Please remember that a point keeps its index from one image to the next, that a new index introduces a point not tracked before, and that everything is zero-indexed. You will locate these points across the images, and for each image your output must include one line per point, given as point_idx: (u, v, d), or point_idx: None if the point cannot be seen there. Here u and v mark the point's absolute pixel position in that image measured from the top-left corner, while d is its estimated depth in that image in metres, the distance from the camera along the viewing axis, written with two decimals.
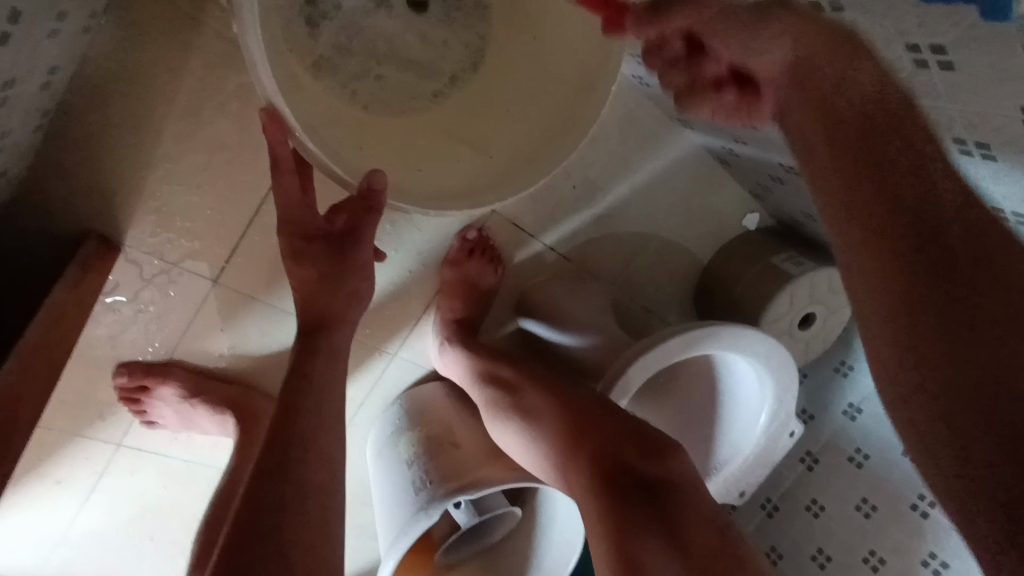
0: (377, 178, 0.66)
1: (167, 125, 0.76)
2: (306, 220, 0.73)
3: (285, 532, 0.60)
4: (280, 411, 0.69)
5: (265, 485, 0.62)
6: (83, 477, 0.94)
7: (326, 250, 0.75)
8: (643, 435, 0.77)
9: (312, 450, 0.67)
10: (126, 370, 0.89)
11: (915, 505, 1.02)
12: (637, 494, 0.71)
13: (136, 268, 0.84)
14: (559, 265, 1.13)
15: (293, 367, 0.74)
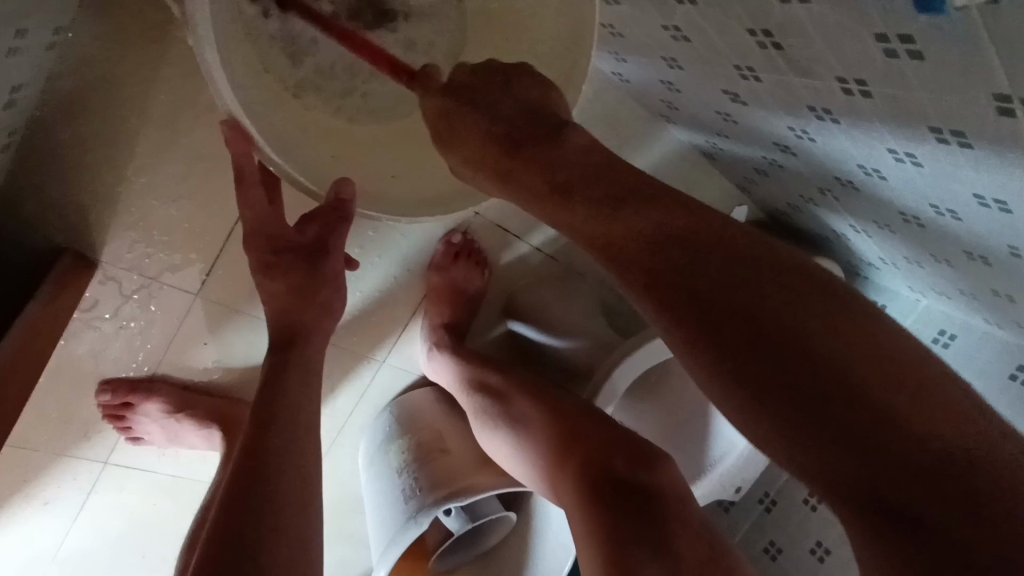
0: (345, 188, 0.66)
1: (139, 139, 0.76)
2: (279, 232, 0.73)
3: (265, 543, 0.59)
4: (256, 424, 0.68)
5: (243, 498, 0.61)
6: (70, 496, 0.93)
7: (298, 261, 0.75)
8: (631, 441, 0.76)
9: (292, 462, 0.66)
10: (109, 388, 0.88)
11: None
12: (624, 499, 0.70)
13: (115, 284, 0.83)
14: (546, 266, 1.12)
15: (267, 377, 0.73)
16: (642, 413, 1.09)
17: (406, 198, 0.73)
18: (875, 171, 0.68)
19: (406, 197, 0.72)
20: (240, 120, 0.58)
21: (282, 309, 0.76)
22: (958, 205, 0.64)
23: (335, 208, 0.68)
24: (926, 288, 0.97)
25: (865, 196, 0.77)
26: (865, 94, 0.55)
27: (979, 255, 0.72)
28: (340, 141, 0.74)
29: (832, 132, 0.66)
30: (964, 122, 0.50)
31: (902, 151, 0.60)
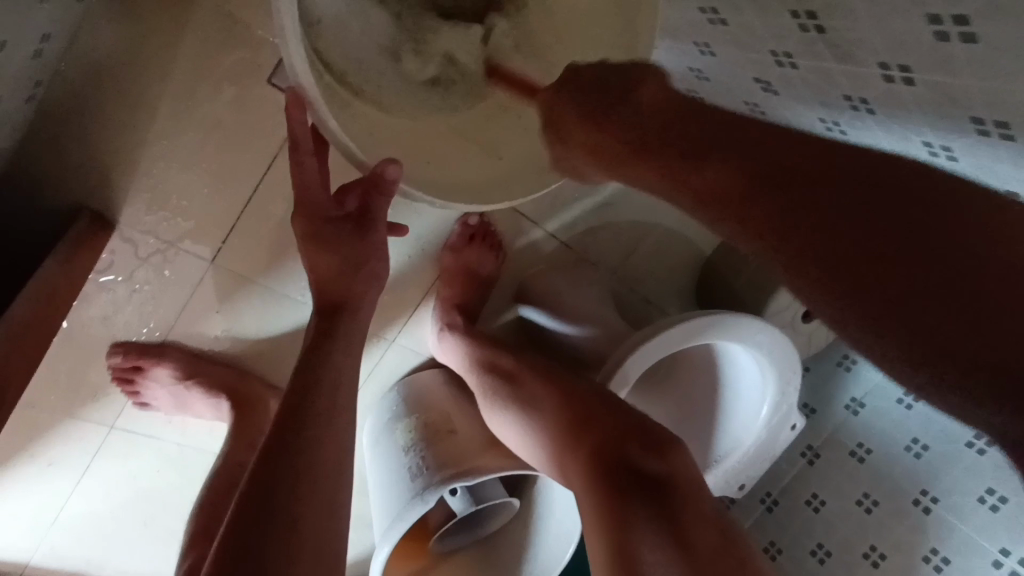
0: (389, 167, 0.65)
1: (164, 100, 0.75)
2: (324, 203, 0.71)
3: (290, 512, 0.59)
4: (296, 392, 0.67)
5: (263, 465, 0.61)
6: (74, 460, 0.93)
7: (345, 232, 0.72)
8: (647, 431, 0.75)
9: (326, 434, 0.66)
10: (121, 350, 0.88)
11: (917, 501, 1.02)
12: (637, 490, 0.68)
13: (131, 247, 0.82)
14: (561, 254, 1.11)
15: (308, 348, 0.72)
16: (656, 404, 1.09)
17: (441, 182, 0.72)
18: None
19: (442, 181, 0.72)
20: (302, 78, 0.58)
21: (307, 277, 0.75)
22: None
23: (376, 184, 0.67)
24: None
25: None
26: (907, 81, 0.55)
27: None
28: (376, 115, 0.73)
29: (864, 124, 0.65)
30: (1010, 109, 0.50)
31: (939, 144, 0.59)
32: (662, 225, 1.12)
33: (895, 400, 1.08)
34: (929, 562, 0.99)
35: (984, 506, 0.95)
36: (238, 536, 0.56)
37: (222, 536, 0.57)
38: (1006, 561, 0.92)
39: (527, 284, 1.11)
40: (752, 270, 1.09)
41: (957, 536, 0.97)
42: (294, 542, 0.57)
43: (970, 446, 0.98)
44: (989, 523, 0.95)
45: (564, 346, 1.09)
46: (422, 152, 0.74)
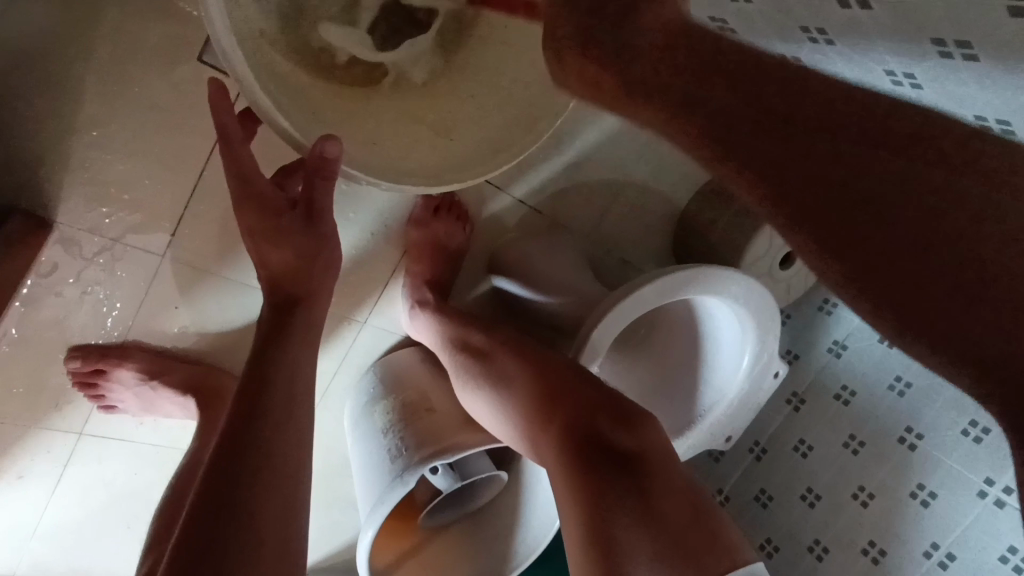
0: (331, 147, 0.60)
1: (86, 86, 0.70)
2: (261, 189, 0.65)
3: (255, 510, 0.57)
4: (247, 388, 0.64)
5: (223, 461, 0.59)
6: (45, 469, 0.90)
7: (294, 224, 0.66)
8: (615, 404, 0.74)
9: (284, 424, 0.63)
10: (79, 354, 0.84)
11: (903, 438, 1.02)
12: (609, 465, 0.68)
13: (74, 247, 0.78)
14: (532, 218, 1.08)
15: (261, 341, 0.68)
16: (634, 366, 1.10)
17: (387, 165, 0.68)
18: None
19: (387, 165, 0.68)
20: (230, 55, 0.55)
21: (259, 262, 0.69)
22: None
23: (315, 171, 0.61)
24: None
25: None
26: (863, 5, 0.52)
27: None
28: (318, 95, 0.68)
29: (825, 58, 0.62)
30: (972, 27, 0.48)
31: (902, 71, 0.56)
32: (632, 181, 1.09)
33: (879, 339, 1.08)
34: (916, 498, 0.99)
35: (968, 439, 0.96)
36: (195, 536, 0.55)
37: (180, 534, 0.56)
38: (991, 491, 0.92)
39: (497, 254, 1.07)
40: (728, 218, 1.05)
41: (941, 470, 0.97)
42: (260, 539, 0.56)
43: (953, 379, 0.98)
44: (973, 454, 0.95)
45: (540, 314, 1.06)
46: (368, 135, 0.70)
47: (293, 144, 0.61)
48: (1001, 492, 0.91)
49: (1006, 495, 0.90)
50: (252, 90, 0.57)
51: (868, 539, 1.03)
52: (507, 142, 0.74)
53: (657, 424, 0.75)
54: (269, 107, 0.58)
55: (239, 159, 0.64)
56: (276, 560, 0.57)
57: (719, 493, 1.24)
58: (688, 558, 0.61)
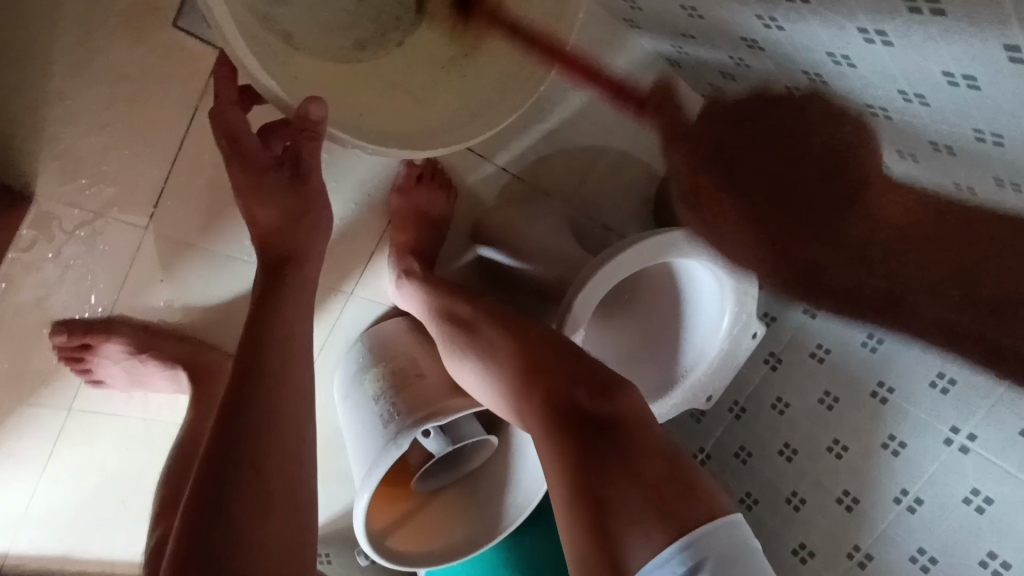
0: (314, 108, 0.60)
1: (57, 55, 0.69)
2: (247, 147, 0.64)
3: (265, 468, 0.59)
4: (239, 353, 0.64)
5: (224, 422, 0.60)
6: (36, 448, 0.90)
7: (280, 183, 0.66)
8: (593, 374, 0.76)
9: (280, 390, 0.63)
10: (65, 329, 0.84)
11: (875, 392, 1.06)
12: (589, 431, 0.70)
13: (53, 221, 0.78)
14: (515, 186, 1.08)
15: (255, 309, 0.67)
16: (616, 333, 1.13)
17: (372, 129, 0.68)
18: (843, 57, 0.67)
19: (373, 129, 0.68)
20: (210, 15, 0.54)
21: (246, 221, 0.68)
22: (925, 88, 0.64)
23: (300, 129, 0.61)
24: None
25: (833, 89, 0.78)
26: None
27: (945, 145, 0.73)
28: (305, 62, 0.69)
29: (800, 16, 0.65)
30: None
31: (873, 29, 0.60)
32: (613, 147, 1.11)
33: None
34: (887, 449, 1.04)
35: (936, 390, 0.99)
36: (203, 493, 0.56)
37: (192, 492, 0.57)
38: (957, 438, 0.96)
39: (481, 223, 1.08)
40: None
41: (910, 420, 1.01)
42: (265, 492, 0.58)
43: None
44: (939, 403, 0.98)
45: (525, 281, 1.08)
46: (347, 99, 0.70)
47: (279, 105, 0.60)
48: (966, 438, 0.95)
49: (970, 441, 0.95)
50: (233, 46, 0.55)
51: (843, 488, 1.07)
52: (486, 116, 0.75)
53: (635, 390, 0.76)
54: (251, 67, 0.57)
55: (226, 121, 0.64)
56: (282, 516, 0.58)
57: (701, 451, 1.28)
58: (668, 510, 0.63)
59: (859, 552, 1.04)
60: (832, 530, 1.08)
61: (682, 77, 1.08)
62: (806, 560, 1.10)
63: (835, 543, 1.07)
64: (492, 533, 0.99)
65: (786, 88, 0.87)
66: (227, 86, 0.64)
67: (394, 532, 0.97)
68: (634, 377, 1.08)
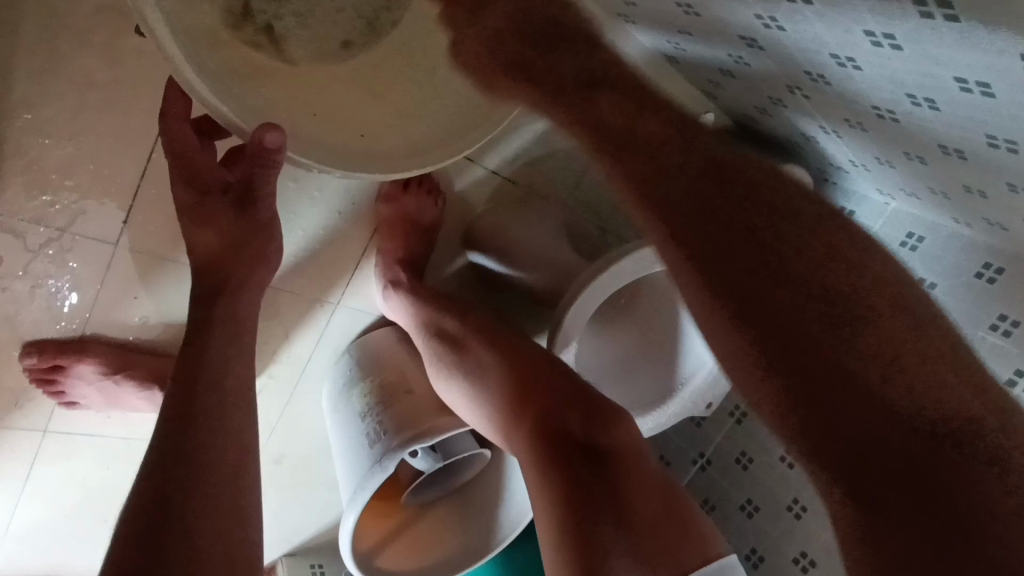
0: (270, 137, 0.56)
1: (14, 64, 0.65)
2: (196, 165, 0.63)
3: (196, 519, 0.55)
4: (205, 386, 0.61)
5: (158, 469, 0.56)
6: (12, 469, 0.88)
7: (227, 210, 0.65)
8: (586, 401, 0.74)
9: (230, 421, 0.62)
10: (35, 349, 0.80)
11: None
12: (581, 463, 0.68)
13: (18, 238, 0.74)
14: (507, 190, 1.04)
15: (212, 335, 0.65)
16: (612, 339, 1.09)
17: (339, 147, 0.64)
18: (848, 59, 0.63)
19: (340, 146, 0.64)
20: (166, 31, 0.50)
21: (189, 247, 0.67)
22: (936, 92, 0.60)
23: (258, 156, 0.58)
24: (898, 188, 0.97)
25: (838, 91, 0.73)
26: None
27: (954, 148, 0.70)
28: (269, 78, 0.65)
29: (802, 16, 0.61)
30: None
31: (881, 32, 0.55)
32: None
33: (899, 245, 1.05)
34: None
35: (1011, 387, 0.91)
36: (132, 552, 0.51)
37: (124, 530, 0.54)
38: None
39: (472, 228, 1.04)
40: None
41: None
42: (218, 542, 0.55)
43: (995, 328, 0.93)
44: None
45: (518, 288, 1.04)
46: (310, 110, 0.67)
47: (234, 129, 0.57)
48: None
49: None
50: (184, 72, 0.53)
51: None
52: (466, 128, 0.71)
53: (627, 417, 0.74)
54: (204, 92, 0.54)
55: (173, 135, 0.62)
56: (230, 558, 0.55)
57: (700, 457, 1.25)
58: (656, 554, 0.61)
59: None
60: (832, 541, 1.05)
61: (681, 73, 1.03)
62: (807, 570, 1.08)
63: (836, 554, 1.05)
64: (486, 549, 0.96)
65: (788, 87, 0.82)
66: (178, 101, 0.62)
67: (383, 550, 0.95)
68: (629, 386, 1.05)
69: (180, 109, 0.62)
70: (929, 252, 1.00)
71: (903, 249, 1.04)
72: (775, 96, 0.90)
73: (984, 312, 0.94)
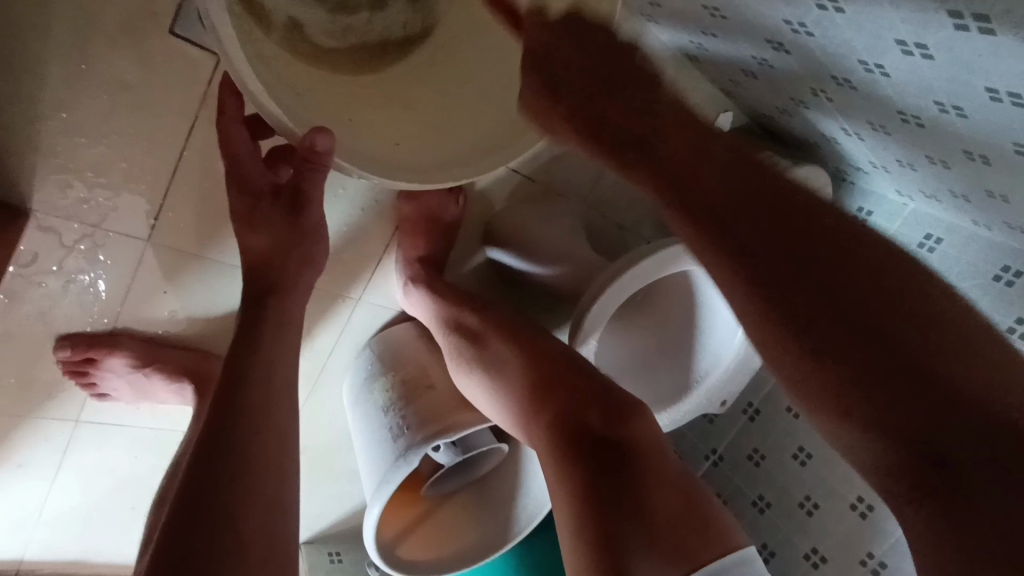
0: (320, 138, 0.59)
1: (51, 66, 0.66)
2: (246, 170, 0.66)
3: (240, 510, 0.56)
4: (239, 384, 0.63)
5: (199, 462, 0.58)
6: (44, 459, 0.90)
7: (278, 214, 0.68)
8: (606, 396, 0.75)
9: (267, 419, 0.63)
10: (69, 344, 0.82)
11: None
12: (601, 461, 0.69)
13: (53, 234, 0.76)
14: (525, 188, 1.04)
15: (245, 336, 0.67)
16: (628, 338, 1.11)
17: (382, 156, 0.66)
18: (877, 66, 0.64)
19: (383, 156, 0.66)
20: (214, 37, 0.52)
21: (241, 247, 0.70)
22: (964, 101, 0.60)
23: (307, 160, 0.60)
24: (918, 190, 0.97)
25: (862, 95, 0.74)
26: None
27: (978, 154, 0.71)
28: (309, 81, 0.66)
29: (833, 23, 0.62)
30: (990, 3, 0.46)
31: (913, 41, 0.56)
32: None
33: (916, 246, 1.05)
34: None
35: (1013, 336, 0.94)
36: (177, 541, 0.53)
37: (165, 524, 0.55)
38: None
39: (492, 224, 1.05)
40: None
41: None
42: (262, 532, 0.57)
43: (997, 280, 0.95)
44: None
45: (537, 285, 1.05)
46: (349, 115, 0.68)
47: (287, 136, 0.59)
48: None
49: None
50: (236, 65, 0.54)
51: (857, 495, 1.05)
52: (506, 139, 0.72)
53: (648, 414, 0.75)
54: (262, 98, 0.57)
55: (229, 136, 0.63)
56: (267, 550, 0.56)
57: (713, 453, 1.27)
58: (680, 546, 0.61)
59: (873, 559, 1.02)
60: (843, 537, 1.07)
61: (702, 72, 1.03)
62: (817, 565, 1.09)
63: (847, 551, 1.06)
64: (503, 541, 0.98)
65: (811, 90, 0.83)
66: (231, 102, 0.63)
67: (404, 541, 0.97)
68: (646, 384, 1.07)
69: (233, 109, 0.63)
70: (948, 253, 1.01)
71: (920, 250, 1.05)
72: (797, 97, 0.90)
73: (988, 261, 0.96)
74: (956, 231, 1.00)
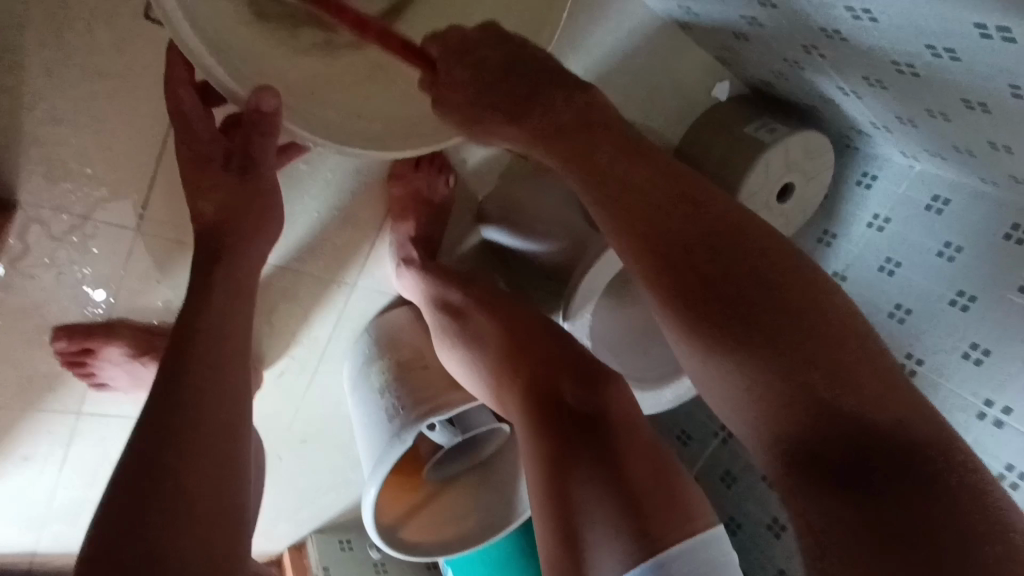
0: (265, 98, 0.59)
1: (28, 57, 0.67)
2: (196, 133, 0.67)
3: (189, 490, 0.54)
4: (207, 358, 0.61)
5: (144, 434, 0.56)
6: (48, 451, 0.92)
7: (227, 175, 0.69)
8: (581, 367, 0.74)
9: (226, 393, 0.61)
10: (65, 334, 0.83)
11: (953, 301, 0.96)
12: (577, 430, 0.68)
13: (42, 226, 0.76)
14: (518, 163, 1.02)
15: (216, 307, 0.64)
16: (624, 312, 1.07)
17: (341, 126, 0.65)
18: (863, 11, 0.62)
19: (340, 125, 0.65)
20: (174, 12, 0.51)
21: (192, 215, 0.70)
22: (956, 41, 0.58)
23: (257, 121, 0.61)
24: (922, 148, 0.94)
25: (854, 47, 0.72)
26: None
27: (977, 101, 0.68)
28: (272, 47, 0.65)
29: None
30: None
31: None
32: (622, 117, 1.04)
33: (923, 208, 1.02)
34: None
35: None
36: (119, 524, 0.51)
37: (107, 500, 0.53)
38: (974, 352, 0.93)
39: (485, 203, 1.04)
40: (720, 153, 1.03)
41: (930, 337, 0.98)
42: (222, 511, 0.55)
43: (1007, 239, 0.91)
44: (957, 322, 0.95)
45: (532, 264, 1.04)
46: (312, 85, 0.67)
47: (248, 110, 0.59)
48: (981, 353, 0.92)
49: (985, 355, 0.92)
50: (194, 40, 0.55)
51: None
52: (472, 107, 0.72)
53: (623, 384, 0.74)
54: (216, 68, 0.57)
55: (178, 100, 0.66)
56: (215, 528, 0.54)
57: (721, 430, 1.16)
58: (651, 516, 0.60)
59: None
60: None
61: (694, 40, 1.01)
62: None
63: None
64: (506, 522, 0.98)
65: (803, 47, 0.80)
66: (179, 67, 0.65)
67: (406, 524, 0.97)
68: (632, 356, 1.04)
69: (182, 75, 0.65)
70: (955, 214, 0.98)
71: (927, 212, 1.01)
72: (791, 58, 0.87)
73: (996, 221, 0.92)
74: (964, 190, 0.96)
